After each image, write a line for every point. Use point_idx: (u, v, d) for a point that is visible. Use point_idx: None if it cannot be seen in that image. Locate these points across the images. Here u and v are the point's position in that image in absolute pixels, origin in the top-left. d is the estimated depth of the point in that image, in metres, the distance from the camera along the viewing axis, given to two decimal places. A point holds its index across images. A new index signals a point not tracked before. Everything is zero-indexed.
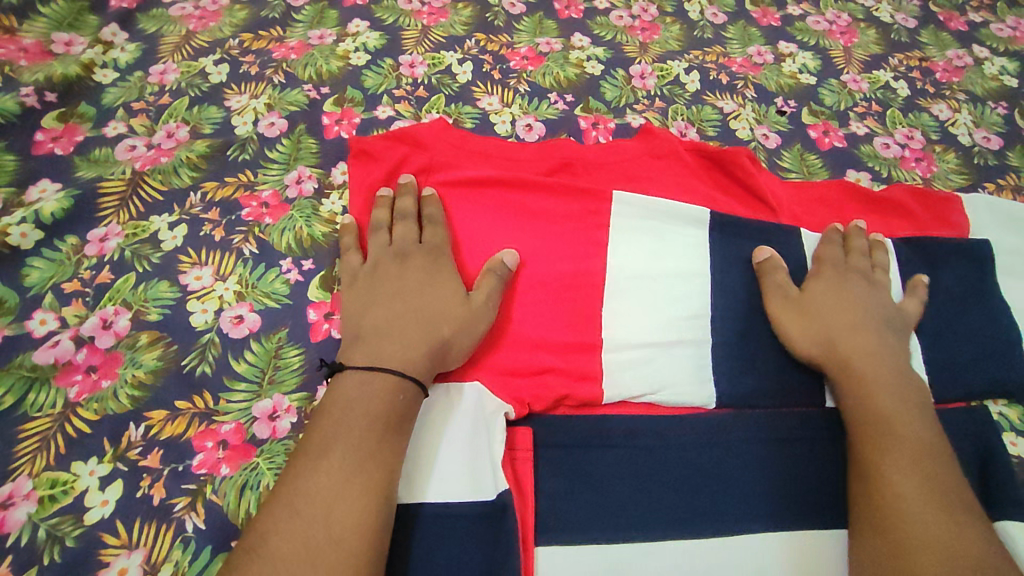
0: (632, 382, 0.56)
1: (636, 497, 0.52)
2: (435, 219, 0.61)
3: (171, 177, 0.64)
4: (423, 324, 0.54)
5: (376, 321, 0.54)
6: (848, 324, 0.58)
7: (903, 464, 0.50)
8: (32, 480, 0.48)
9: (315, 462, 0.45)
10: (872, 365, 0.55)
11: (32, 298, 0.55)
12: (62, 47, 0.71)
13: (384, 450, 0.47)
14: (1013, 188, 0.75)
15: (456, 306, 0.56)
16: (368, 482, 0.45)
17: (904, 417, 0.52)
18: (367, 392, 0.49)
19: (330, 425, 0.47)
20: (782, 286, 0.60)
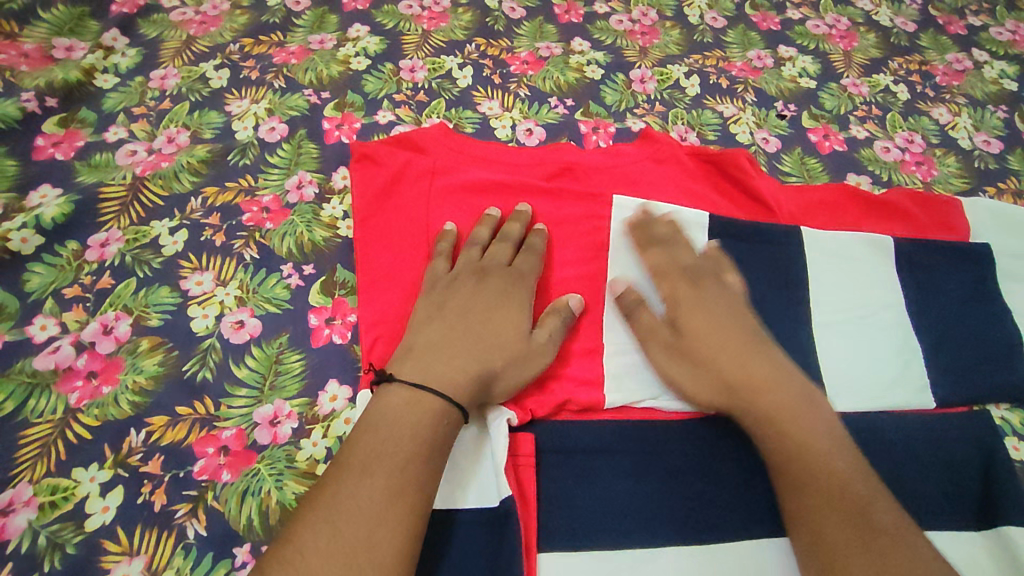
0: (634, 387, 0.56)
1: (639, 503, 0.52)
2: (533, 248, 0.60)
3: (172, 182, 0.64)
4: (488, 352, 0.53)
5: (443, 335, 0.53)
6: (722, 352, 0.55)
7: (833, 507, 0.47)
8: (33, 486, 0.48)
9: (356, 481, 0.44)
10: (773, 400, 0.52)
11: (32, 304, 0.55)
12: (63, 52, 0.71)
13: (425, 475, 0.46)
14: (1014, 192, 0.75)
15: (517, 341, 0.54)
16: (409, 506, 0.44)
17: (817, 454, 0.49)
18: (417, 413, 0.48)
19: (375, 440, 0.46)
20: (655, 330, 0.57)
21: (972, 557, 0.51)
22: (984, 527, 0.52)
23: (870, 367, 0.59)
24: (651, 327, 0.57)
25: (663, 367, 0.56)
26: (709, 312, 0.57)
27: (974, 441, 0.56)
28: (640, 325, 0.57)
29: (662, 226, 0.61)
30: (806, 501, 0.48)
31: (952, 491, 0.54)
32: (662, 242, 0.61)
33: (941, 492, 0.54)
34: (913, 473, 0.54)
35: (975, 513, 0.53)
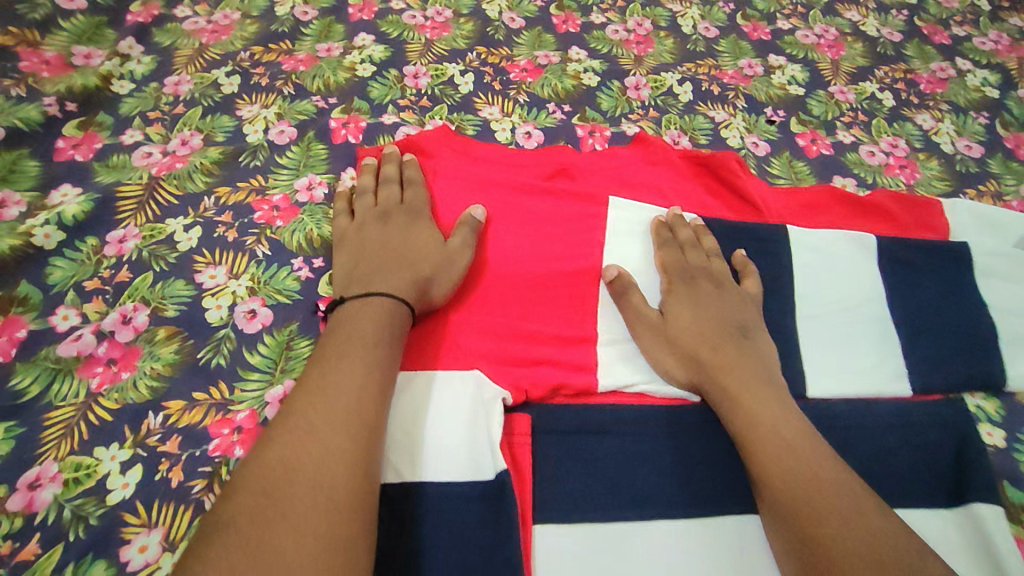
0: (625, 372, 0.59)
1: (630, 480, 0.54)
2: (413, 180, 0.66)
3: (187, 182, 0.67)
4: (406, 265, 0.60)
5: (370, 264, 0.60)
6: (697, 337, 0.59)
7: (782, 453, 0.51)
8: (58, 464, 0.50)
9: (305, 405, 0.48)
10: (738, 374, 0.56)
11: (55, 295, 0.58)
12: (82, 59, 0.74)
13: (373, 403, 0.49)
14: (993, 194, 0.78)
15: (435, 250, 0.61)
16: (358, 412, 0.48)
17: (763, 397, 0.54)
18: (355, 336, 0.53)
19: (318, 368, 0.50)
20: (641, 311, 0.60)
21: (945, 533, 0.53)
22: (955, 503, 0.55)
23: (851, 357, 0.62)
24: (638, 309, 0.60)
25: (644, 344, 0.59)
26: (689, 301, 0.61)
27: (950, 427, 0.59)
28: (628, 307, 0.60)
29: (687, 228, 0.66)
30: (768, 447, 0.51)
31: (927, 473, 0.56)
32: (686, 241, 0.65)
33: (917, 473, 0.56)
34: (891, 455, 0.57)
35: (948, 491, 0.56)
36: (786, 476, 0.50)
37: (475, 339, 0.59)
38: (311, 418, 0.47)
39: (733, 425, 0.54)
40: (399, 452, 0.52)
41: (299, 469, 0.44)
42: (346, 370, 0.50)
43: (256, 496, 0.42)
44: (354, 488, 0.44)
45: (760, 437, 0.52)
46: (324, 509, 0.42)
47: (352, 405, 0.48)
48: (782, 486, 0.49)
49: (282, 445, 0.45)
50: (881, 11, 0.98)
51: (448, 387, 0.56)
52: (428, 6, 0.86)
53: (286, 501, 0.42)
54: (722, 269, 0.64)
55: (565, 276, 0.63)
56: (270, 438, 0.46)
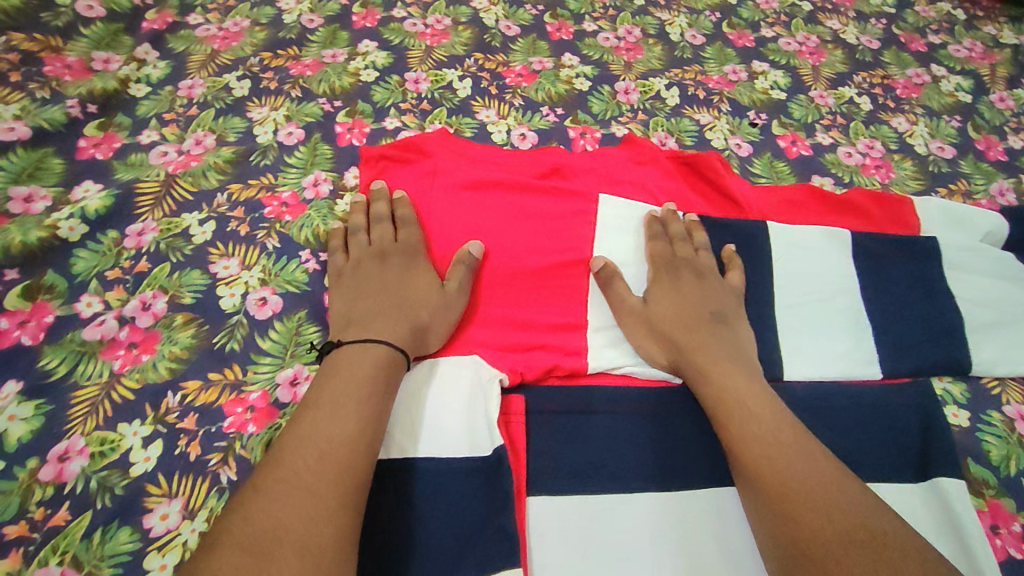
0: (613, 355, 0.63)
1: (617, 456, 0.58)
2: (406, 218, 0.68)
3: (201, 180, 0.71)
4: (404, 308, 0.62)
5: (368, 309, 0.62)
6: (676, 321, 0.63)
7: (750, 429, 0.55)
8: (85, 438, 0.54)
9: (296, 459, 0.49)
10: (714, 358, 0.60)
11: (79, 284, 0.62)
12: (101, 64, 0.78)
13: (363, 463, 0.50)
14: (964, 192, 0.83)
15: (432, 292, 0.63)
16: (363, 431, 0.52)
17: (738, 381, 0.58)
18: (366, 358, 0.56)
19: (334, 383, 0.54)
20: (625, 297, 0.64)
21: (911, 505, 0.57)
22: (921, 479, 0.59)
23: (826, 343, 0.66)
24: (621, 296, 0.64)
25: (628, 328, 0.63)
26: (672, 290, 0.65)
27: (919, 408, 0.63)
28: (612, 294, 0.64)
29: (679, 224, 0.70)
30: (738, 424, 0.56)
31: (896, 449, 0.60)
32: (676, 235, 0.69)
33: (886, 451, 0.60)
34: (861, 434, 0.61)
35: (915, 467, 0.60)
36: (752, 443, 0.54)
37: (472, 329, 0.63)
38: (301, 475, 0.48)
39: (705, 400, 0.59)
40: (403, 431, 0.56)
41: (287, 529, 0.45)
42: (340, 427, 0.51)
43: (243, 553, 0.44)
44: (338, 553, 0.45)
45: (730, 409, 0.57)
46: (308, 574, 0.43)
47: (343, 465, 0.49)
48: (749, 452, 0.54)
49: (271, 502, 0.46)
50: (860, 20, 1.03)
51: (450, 373, 0.60)
52: (428, 15, 0.91)
53: (273, 563, 0.43)
54: (707, 261, 0.68)
55: (557, 269, 0.67)
56: (260, 490, 0.47)
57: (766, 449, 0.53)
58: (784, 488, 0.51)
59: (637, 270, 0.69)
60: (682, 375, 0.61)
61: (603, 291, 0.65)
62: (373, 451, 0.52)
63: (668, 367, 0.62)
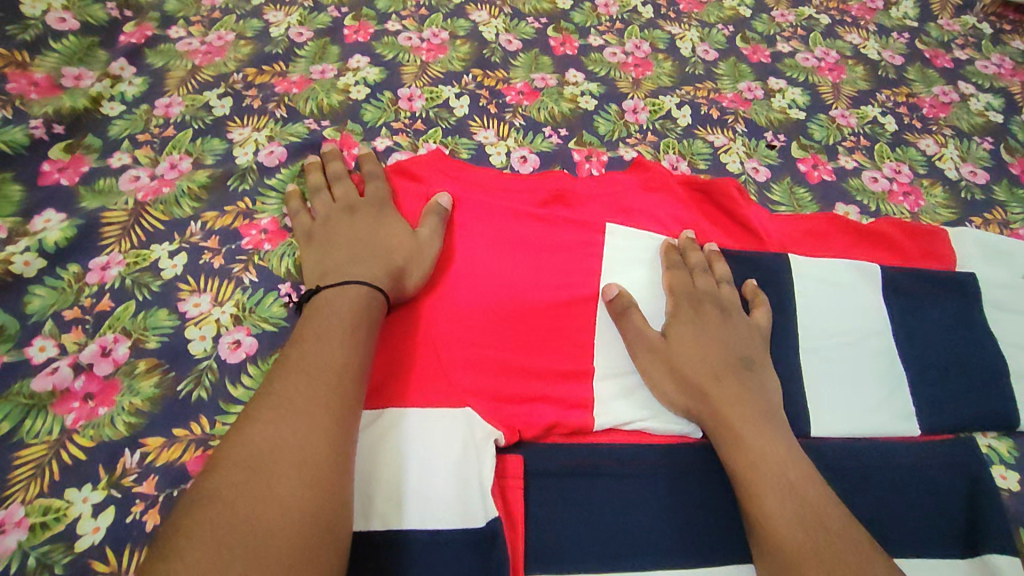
0: (623, 409, 0.57)
1: (626, 526, 0.52)
2: (372, 175, 0.66)
3: (173, 208, 0.66)
4: (375, 250, 0.59)
5: (339, 254, 0.59)
6: (700, 364, 0.56)
7: (778, 496, 0.49)
8: (25, 507, 0.48)
9: (285, 384, 0.47)
10: (741, 408, 0.54)
11: (33, 325, 0.56)
12: (71, 81, 0.73)
13: (353, 386, 0.49)
14: (1000, 222, 0.77)
15: (403, 235, 0.61)
16: (351, 358, 0.50)
17: (765, 434, 0.52)
18: (347, 296, 0.54)
19: (317, 318, 0.53)
20: (641, 332, 0.58)
21: None
22: (969, 553, 0.53)
23: (857, 394, 0.60)
24: (638, 331, 0.58)
25: (645, 367, 0.57)
26: (697, 325, 0.59)
27: (963, 470, 0.57)
28: (628, 327, 0.59)
29: (698, 253, 0.64)
30: (763, 487, 0.50)
31: (938, 519, 0.54)
32: (696, 265, 0.63)
33: (927, 520, 0.54)
34: (898, 500, 0.55)
35: (961, 540, 0.54)
36: (791, 524, 0.47)
37: (466, 372, 0.56)
38: (292, 398, 0.46)
39: (730, 458, 0.52)
40: (385, 497, 0.50)
41: (281, 448, 0.43)
42: (329, 351, 0.50)
43: (237, 473, 0.42)
44: (335, 471, 0.44)
45: (756, 469, 0.51)
46: (306, 490, 0.42)
47: (333, 388, 0.48)
48: (785, 537, 0.47)
49: (263, 423, 0.45)
50: (882, 34, 0.97)
51: (440, 425, 0.53)
52: (424, 28, 0.85)
53: (270, 476, 0.42)
54: (731, 296, 0.62)
55: (561, 306, 0.61)
56: (250, 416, 0.45)
57: (793, 523, 0.47)
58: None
59: (656, 302, 0.62)
60: (704, 425, 0.55)
61: (618, 322, 0.59)
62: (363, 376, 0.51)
63: (688, 414, 0.56)
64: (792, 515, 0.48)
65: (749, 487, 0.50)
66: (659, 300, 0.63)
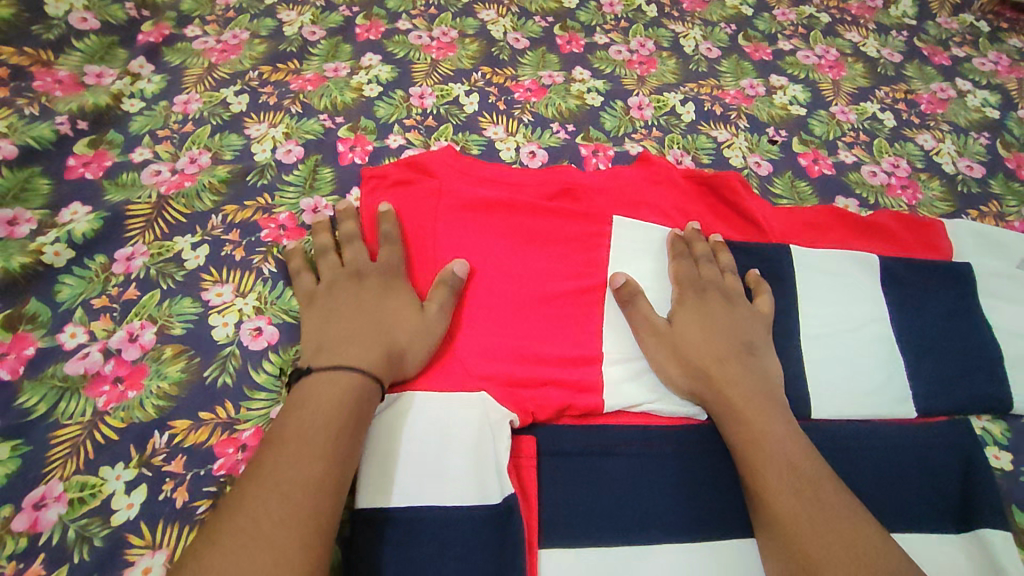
0: (631, 392, 0.59)
1: (635, 503, 0.55)
2: (389, 237, 0.63)
3: (194, 201, 0.68)
4: (378, 330, 0.57)
5: (340, 328, 0.57)
6: (704, 349, 0.59)
7: (776, 470, 0.51)
8: (63, 483, 0.50)
9: (257, 505, 0.44)
10: (743, 391, 0.56)
11: (63, 313, 0.58)
12: (93, 78, 0.75)
13: (328, 509, 0.46)
14: (995, 214, 0.79)
15: (410, 316, 0.59)
16: (328, 470, 0.47)
17: (764, 414, 0.55)
18: (338, 387, 0.52)
19: (297, 418, 0.50)
20: (647, 318, 0.61)
21: (953, 558, 0.53)
22: (963, 528, 0.55)
23: (856, 378, 0.62)
24: (644, 317, 0.61)
25: (651, 351, 0.60)
26: (701, 314, 0.61)
27: (958, 450, 0.59)
28: (635, 313, 0.61)
29: (703, 243, 0.66)
30: (761, 463, 0.52)
31: (934, 496, 0.56)
32: (701, 254, 0.65)
33: (924, 498, 0.56)
34: (897, 479, 0.57)
35: (956, 516, 0.56)
36: (787, 497, 0.50)
37: (480, 360, 0.58)
38: (262, 522, 0.43)
39: (732, 436, 0.55)
40: (405, 475, 0.52)
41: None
42: (307, 466, 0.47)
43: None
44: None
45: (755, 446, 0.53)
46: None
47: (306, 513, 0.44)
48: (781, 509, 0.49)
49: (229, 554, 0.41)
50: (881, 32, 0.99)
51: (456, 407, 0.55)
52: (434, 27, 0.87)
53: None
54: (735, 285, 0.64)
55: (572, 297, 0.63)
56: (215, 540, 0.42)
57: (790, 494, 0.50)
58: (807, 543, 0.47)
59: (663, 291, 0.65)
60: (707, 407, 0.57)
61: (623, 309, 0.62)
62: (340, 496, 0.47)
63: (692, 397, 0.58)
64: (788, 489, 0.50)
65: (748, 464, 0.53)
66: (666, 288, 0.65)
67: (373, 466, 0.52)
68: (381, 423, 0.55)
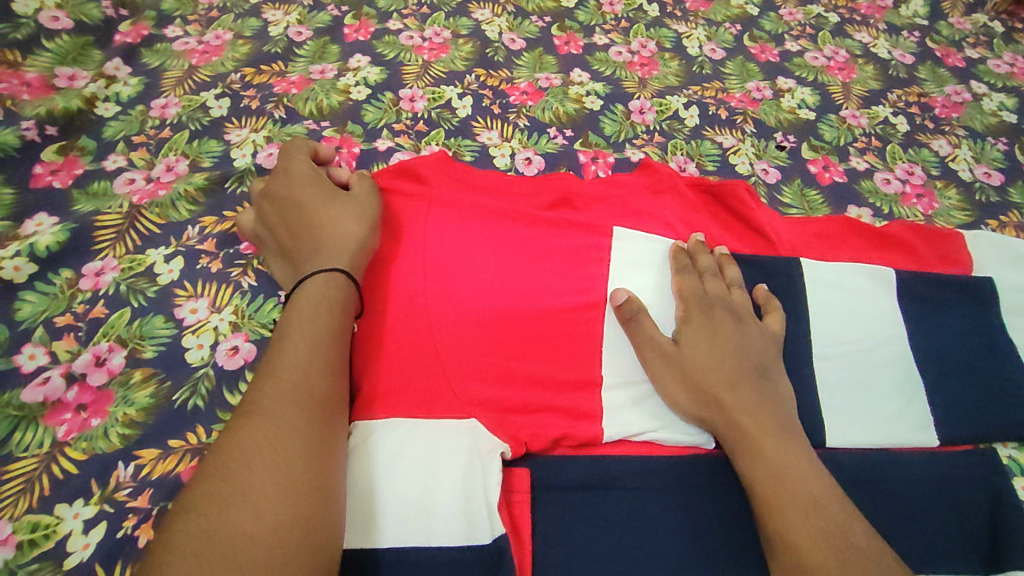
0: (632, 420, 0.55)
1: (635, 541, 0.51)
2: (289, 164, 0.63)
3: (170, 211, 0.64)
4: (322, 230, 0.57)
5: (294, 249, 0.57)
6: (714, 372, 0.54)
7: (797, 510, 0.47)
8: (13, 524, 0.46)
9: (259, 386, 0.46)
10: (758, 419, 0.52)
11: (23, 333, 0.54)
12: (65, 81, 0.71)
13: (327, 378, 0.48)
14: (1016, 224, 0.75)
15: (336, 206, 0.59)
16: (325, 351, 0.49)
17: (780, 438, 0.51)
18: (305, 293, 0.52)
19: (290, 312, 0.51)
20: (651, 338, 0.56)
21: None
22: (992, 569, 0.51)
23: (873, 403, 0.58)
24: (648, 337, 0.57)
25: (656, 374, 0.55)
26: (710, 330, 0.57)
27: (983, 482, 0.55)
28: (637, 333, 0.57)
29: (709, 256, 0.62)
30: (781, 500, 0.48)
31: (958, 533, 0.52)
32: (707, 268, 0.61)
33: (947, 535, 0.52)
34: (918, 512, 0.53)
35: (983, 555, 0.52)
36: (815, 540, 0.46)
37: (471, 382, 0.54)
38: (265, 399, 0.45)
39: (746, 470, 0.51)
40: (391, 515, 0.48)
41: (255, 446, 0.42)
42: (300, 350, 0.48)
43: (211, 480, 0.41)
44: (314, 462, 0.44)
45: (774, 482, 0.49)
46: (283, 494, 0.41)
47: (304, 388, 0.46)
48: (808, 555, 0.45)
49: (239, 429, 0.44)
50: (892, 33, 0.95)
51: (444, 438, 0.51)
52: (426, 27, 0.84)
53: (243, 480, 0.41)
54: (742, 300, 0.60)
55: (570, 314, 0.59)
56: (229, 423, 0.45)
57: (814, 539, 0.46)
58: None
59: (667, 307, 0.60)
60: (718, 433, 0.53)
61: (626, 327, 0.58)
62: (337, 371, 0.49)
63: (701, 421, 0.54)
64: (816, 532, 0.46)
65: (765, 500, 0.49)
66: (669, 305, 0.61)
67: (352, 506, 0.48)
68: (362, 454, 0.50)
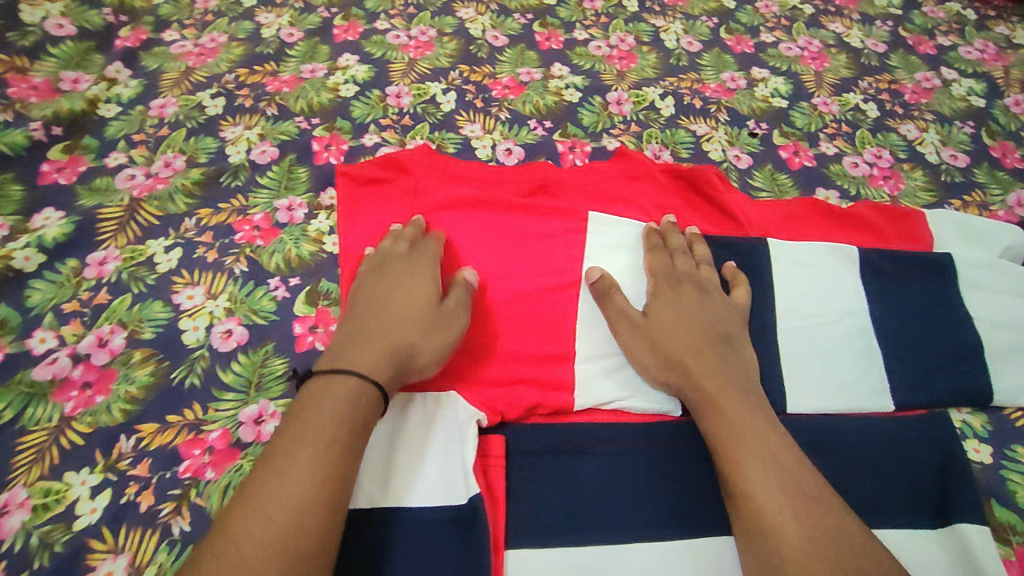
0: (601, 389, 0.58)
1: (605, 501, 0.54)
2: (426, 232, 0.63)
3: (167, 204, 0.68)
4: (391, 330, 0.55)
5: (357, 322, 0.56)
6: (682, 341, 0.58)
7: (754, 460, 0.50)
8: (27, 489, 0.50)
9: (241, 525, 0.42)
10: (721, 383, 0.55)
11: (33, 317, 0.58)
12: (69, 84, 0.75)
13: (315, 523, 0.43)
14: (979, 205, 0.78)
15: (423, 310, 0.57)
16: (322, 489, 0.45)
17: (741, 399, 0.54)
18: (337, 398, 0.49)
19: (299, 426, 0.47)
20: (622, 311, 0.60)
21: (930, 553, 0.53)
22: (942, 523, 0.55)
23: (832, 372, 0.61)
24: (619, 309, 0.60)
25: (627, 344, 0.59)
26: (678, 304, 0.60)
27: (936, 444, 0.58)
28: (610, 306, 0.60)
29: (679, 237, 0.66)
30: (742, 453, 0.51)
31: (910, 490, 0.56)
32: (677, 247, 0.65)
33: (899, 493, 0.56)
34: (872, 472, 0.56)
35: (935, 511, 0.55)
36: (770, 491, 0.49)
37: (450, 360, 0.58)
38: (241, 545, 0.41)
39: (710, 427, 0.54)
40: (373, 478, 0.52)
41: None
42: (299, 482, 0.44)
43: None
44: None
45: (734, 437, 0.52)
46: None
47: (293, 531, 0.42)
48: (763, 501, 0.49)
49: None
50: (865, 23, 0.98)
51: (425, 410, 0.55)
52: (412, 26, 0.87)
53: None
54: (710, 276, 0.63)
55: (547, 294, 0.62)
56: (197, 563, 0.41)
57: (767, 486, 0.49)
58: (783, 535, 0.47)
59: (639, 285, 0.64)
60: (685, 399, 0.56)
61: (600, 303, 0.61)
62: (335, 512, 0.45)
63: (670, 387, 0.57)
64: (771, 482, 0.49)
65: (726, 453, 0.52)
66: (641, 283, 0.64)
67: None
68: None
